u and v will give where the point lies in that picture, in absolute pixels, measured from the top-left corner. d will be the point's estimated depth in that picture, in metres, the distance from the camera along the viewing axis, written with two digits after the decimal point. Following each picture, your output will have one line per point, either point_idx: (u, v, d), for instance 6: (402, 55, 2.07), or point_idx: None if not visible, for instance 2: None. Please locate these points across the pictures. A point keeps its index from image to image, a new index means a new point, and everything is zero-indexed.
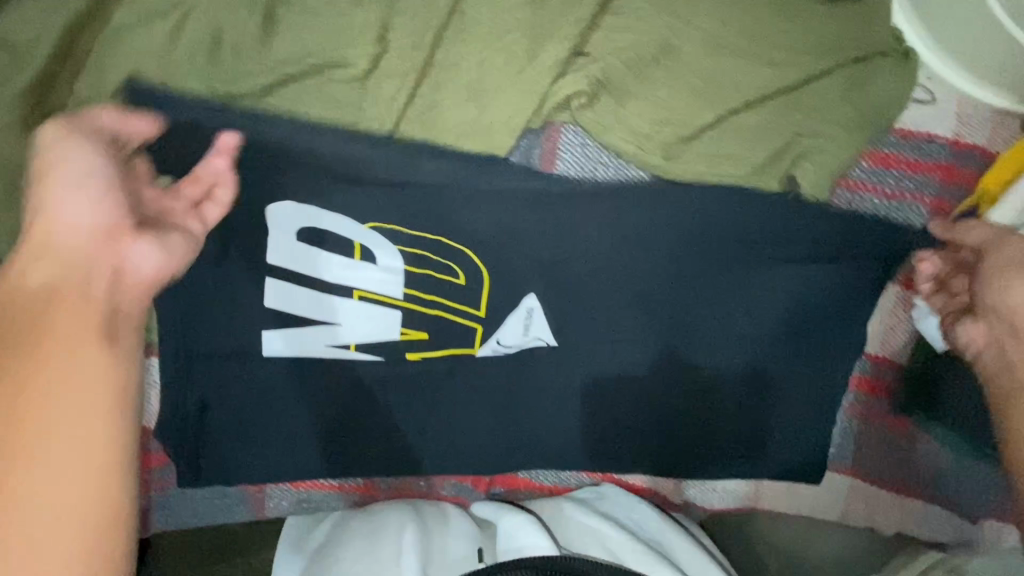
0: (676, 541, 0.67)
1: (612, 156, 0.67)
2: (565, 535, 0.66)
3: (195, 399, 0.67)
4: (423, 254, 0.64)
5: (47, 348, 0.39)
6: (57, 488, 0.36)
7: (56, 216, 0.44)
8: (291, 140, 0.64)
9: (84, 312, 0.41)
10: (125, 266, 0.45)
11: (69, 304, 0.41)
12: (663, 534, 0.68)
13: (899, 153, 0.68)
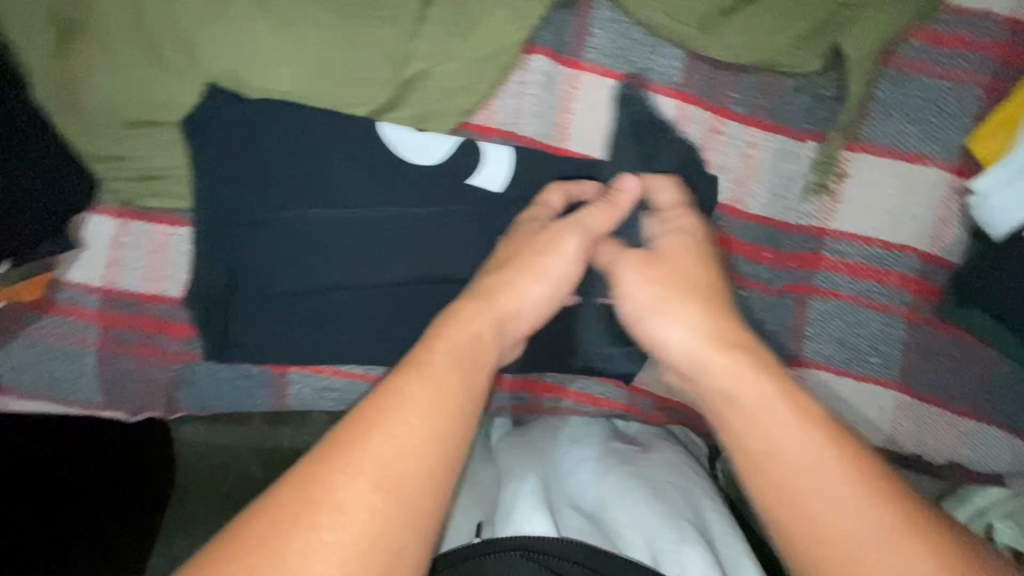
0: (723, 535, 0.57)
1: (645, 34, 0.66)
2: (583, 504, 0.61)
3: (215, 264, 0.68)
4: (442, 132, 0.68)
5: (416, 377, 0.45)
6: (401, 431, 0.42)
7: (526, 301, 0.55)
8: (321, 17, 0.65)
9: (450, 359, 0.47)
10: (518, 304, 0.55)
11: (432, 355, 0.47)
12: (718, 538, 0.57)
13: (947, 31, 0.64)
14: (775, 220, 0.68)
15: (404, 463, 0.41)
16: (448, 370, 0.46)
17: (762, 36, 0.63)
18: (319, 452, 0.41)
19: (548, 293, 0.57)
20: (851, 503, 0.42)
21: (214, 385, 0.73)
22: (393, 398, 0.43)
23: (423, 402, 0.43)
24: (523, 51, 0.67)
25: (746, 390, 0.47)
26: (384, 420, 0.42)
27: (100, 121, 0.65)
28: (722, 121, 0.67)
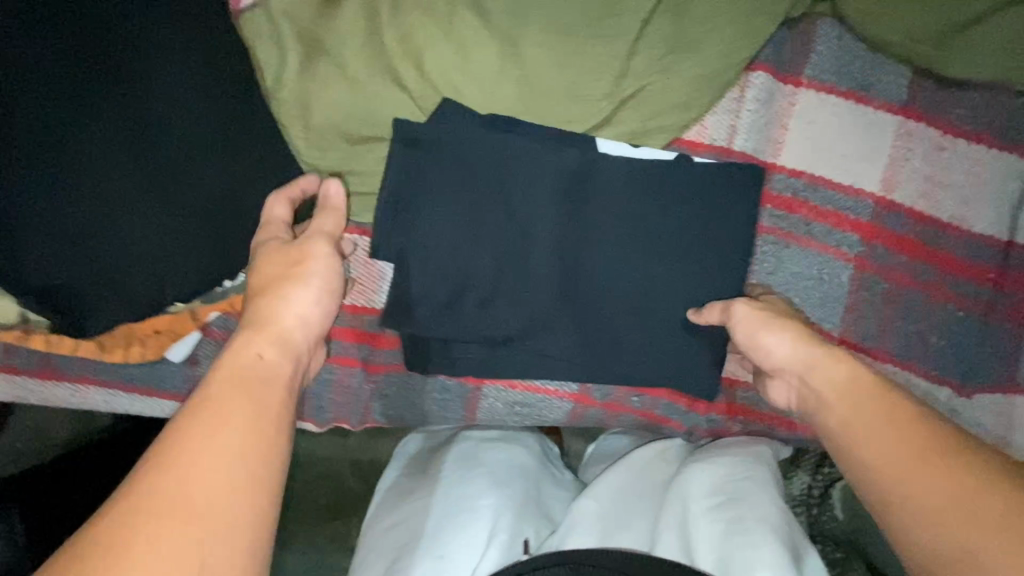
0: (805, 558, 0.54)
1: (871, 50, 0.65)
2: (664, 517, 0.60)
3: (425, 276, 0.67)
4: (656, 146, 0.68)
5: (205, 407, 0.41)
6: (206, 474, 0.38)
7: (294, 311, 0.51)
8: (544, 35, 0.66)
9: (241, 385, 0.43)
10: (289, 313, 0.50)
11: (243, 379, 0.44)
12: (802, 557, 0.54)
13: None
14: (1000, 239, 0.67)
15: (199, 494, 0.37)
16: (265, 388, 0.44)
17: (1000, 50, 0.62)
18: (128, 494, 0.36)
19: (740, 329, 0.60)
20: (910, 459, 0.44)
21: (415, 395, 0.75)
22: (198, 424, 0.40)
23: (232, 426, 0.40)
24: (744, 68, 0.67)
25: (868, 397, 0.49)
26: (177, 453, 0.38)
27: (330, 137, 0.66)
28: (948, 137, 0.65)
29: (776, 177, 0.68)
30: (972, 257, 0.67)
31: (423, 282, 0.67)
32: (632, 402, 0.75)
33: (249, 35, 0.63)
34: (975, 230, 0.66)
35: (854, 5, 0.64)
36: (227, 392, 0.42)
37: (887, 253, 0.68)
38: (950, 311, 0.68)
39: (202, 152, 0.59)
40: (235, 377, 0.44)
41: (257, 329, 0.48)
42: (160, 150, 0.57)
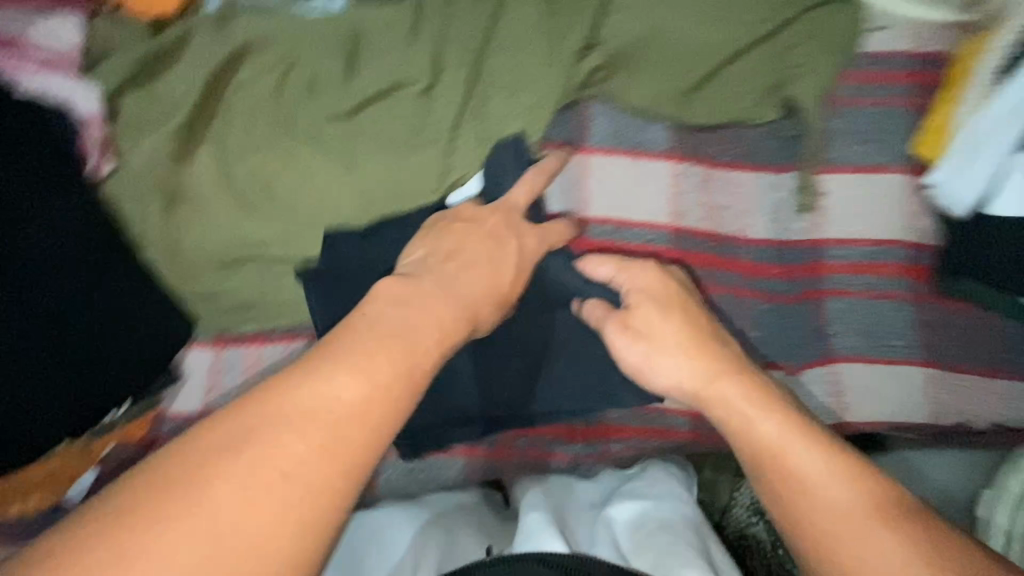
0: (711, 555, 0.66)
1: (633, 115, 0.82)
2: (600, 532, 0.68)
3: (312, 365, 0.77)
4: None
5: (305, 412, 0.47)
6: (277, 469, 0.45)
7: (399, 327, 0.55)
8: (371, 150, 0.80)
9: (355, 399, 0.49)
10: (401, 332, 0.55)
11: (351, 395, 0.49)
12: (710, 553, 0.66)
13: (871, 70, 0.80)
14: (778, 239, 0.81)
15: (256, 502, 0.43)
16: (346, 431, 0.47)
17: (725, 98, 0.79)
18: (189, 461, 0.44)
19: (629, 355, 0.71)
20: (853, 527, 0.55)
21: None
22: (276, 435, 0.46)
23: (301, 454, 0.45)
24: (540, 147, 0.82)
25: (784, 424, 0.61)
26: (247, 452, 0.45)
27: (200, 267, 0.75)
28: (712, 169, 0.81)
29: (591, 226, 0.81)
30: (759, 259, 0.80)
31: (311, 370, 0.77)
32: (518, 444, 0.84)
33: (113, 195, 0.72)
34: (756, 236, 0.81)
35: (610, 87, 0.81)
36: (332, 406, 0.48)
37: (699, 269, 0.80)
38: (757, 305, 0.80)
39: (57, 311, 0.65)
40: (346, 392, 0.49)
41: (369, 356, 0.51)
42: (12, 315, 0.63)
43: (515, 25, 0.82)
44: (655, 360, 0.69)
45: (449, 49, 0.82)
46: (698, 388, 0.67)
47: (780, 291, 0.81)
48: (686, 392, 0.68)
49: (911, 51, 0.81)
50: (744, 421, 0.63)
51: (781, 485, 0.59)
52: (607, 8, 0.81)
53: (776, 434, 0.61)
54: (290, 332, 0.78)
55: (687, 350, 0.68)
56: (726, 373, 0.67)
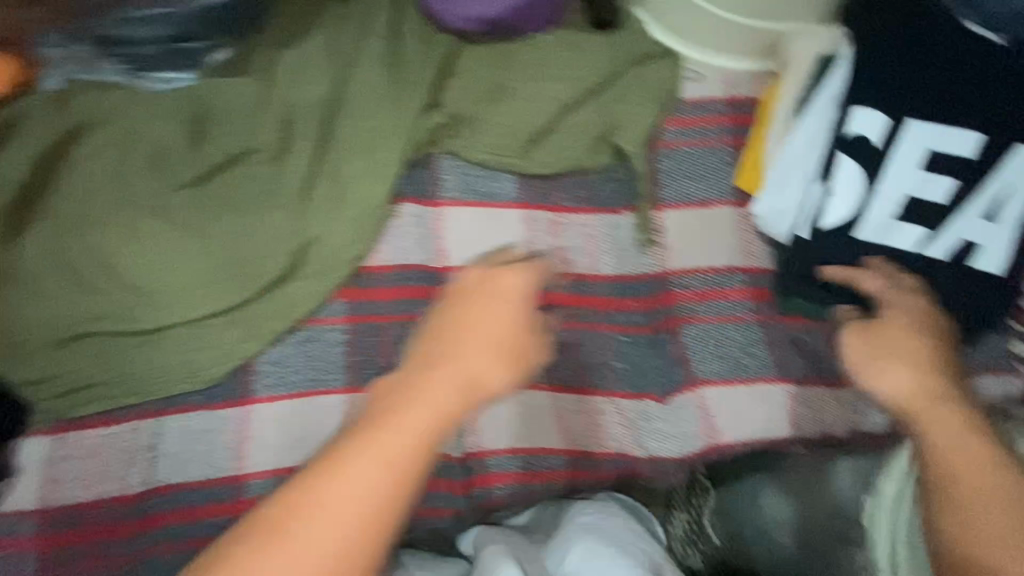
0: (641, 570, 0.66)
1: (482, 168, 0.85)
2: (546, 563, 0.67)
3: (172, 436, 0.74)
4: (342, 271, 0.81)
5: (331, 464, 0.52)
6: (346, 492, 0.51)
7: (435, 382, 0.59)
8: (219, 215, 0.80)
9: (395, 440, 0.54)
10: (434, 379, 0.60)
11: (394, 456, 0.53)
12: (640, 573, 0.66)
13: (691, 115, 0.88)
14: (631, 275, 0.85)
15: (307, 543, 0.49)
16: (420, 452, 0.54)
17: (561, 144, 0.85)
18: (340, 454, 0.53)
19: (869, 370, 0.71)
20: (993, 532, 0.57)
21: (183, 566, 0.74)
22: (354, 479, 0.52)
23: (386, 490, 0.52)
24: (392, 203, 0.84)
25: (968, 429, 0.62)
26: (339, 468, 0.52)
27: (32, 348, 0.72)
28: (561, 213, 0.85)
29: (450, 274, 0.83)
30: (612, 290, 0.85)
31: (172, 441, 0.74)
32: None
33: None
34: (608, 273, 0.85)
35: (454, 143, 0.85)
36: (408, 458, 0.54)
37: (554, 307, 0.84)
38: (616, 339, 0.84)
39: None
40: (381, 450, 0.53)
41: (423, 383, 0.59)
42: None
43: (360, 91, 0.86)
44: (850, 346, 0.73)
45: (298, 117, 0.85)
46: (913, 405, 0.66)
47: (638, 319, 0.85)
48: (895, 401, 0.68)
49: (726, 93, 0.89)
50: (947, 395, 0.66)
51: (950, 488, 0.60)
52: (444, 72, 0.88)
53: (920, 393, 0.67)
54: (136, 409, 0.74)
55: (918, 367, 0.68)
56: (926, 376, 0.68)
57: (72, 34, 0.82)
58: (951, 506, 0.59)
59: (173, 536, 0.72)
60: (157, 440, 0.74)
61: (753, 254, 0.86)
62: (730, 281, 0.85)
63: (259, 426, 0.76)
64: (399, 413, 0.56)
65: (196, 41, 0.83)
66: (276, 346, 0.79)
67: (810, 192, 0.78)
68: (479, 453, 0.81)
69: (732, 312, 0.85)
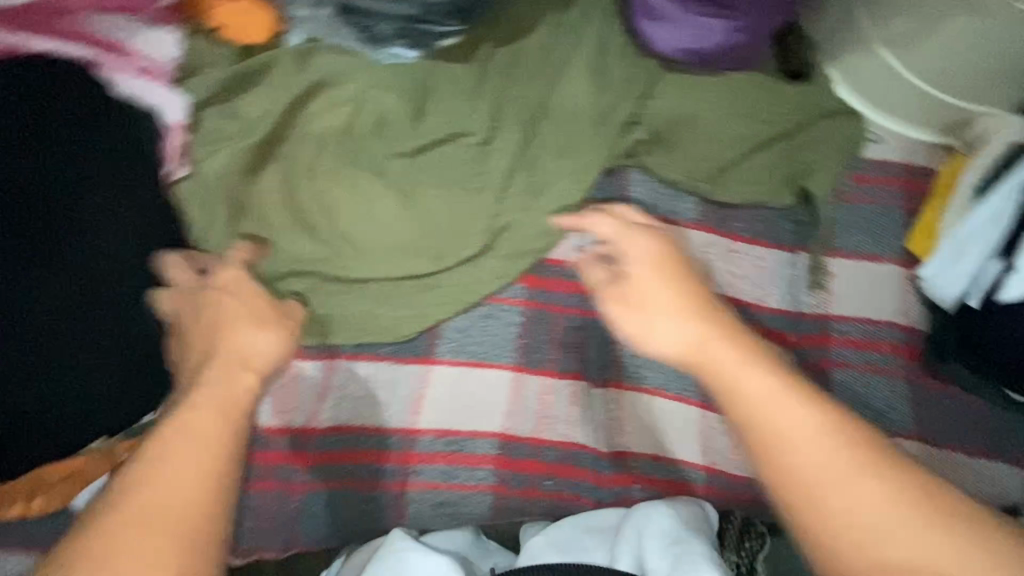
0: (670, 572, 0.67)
1: (669, 187, 0.91)
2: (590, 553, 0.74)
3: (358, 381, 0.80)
4: (529, 259, 0.86)
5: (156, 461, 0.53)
6: (163, 490, 0.52)
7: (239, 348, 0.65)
8: (428, 187, 0.86)
9: (187, 442, 0.55)
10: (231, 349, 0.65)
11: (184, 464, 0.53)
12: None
13: (868, 173, 0.93)
14: (794, 311, 0.89)
15: (162, 502, 0.51)
16: (219, 421, 0.57)
17: (749, 178, 0.90)
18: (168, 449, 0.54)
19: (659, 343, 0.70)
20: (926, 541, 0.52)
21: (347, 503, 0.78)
22: (166, 470, 0.53)
23: (188, 497, 0.52)
24: (585, 206, 0.89)
25: (807, 415, 0.58)
26: (171, 452, 0.54)
27: (252, 279, 0.76)
28: (736, 242, 0.90)
29: None
30: (773, 322, 0.88)
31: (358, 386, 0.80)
32: (544, 486, 0.83)
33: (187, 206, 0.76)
34: (772, 306, 0.89)
35: (648, 160, 0.90)
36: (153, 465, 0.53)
37: None
38: None
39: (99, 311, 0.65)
40: (183, 459, 0.54)
41: (193, 433, 0.55)
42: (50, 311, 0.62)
43: (567, 95, 0.92)
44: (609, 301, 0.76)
45: (507, 108, 0.90)
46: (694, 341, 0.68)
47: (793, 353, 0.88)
48: (676, 347, 0.69)
49: (901, 158, 0.94)
50: (763, 399, 0.60)
51: (765, 439, 0.58)
52: (648, 91, 0.92)
53: (760, 390, 0.61)
54: (332, 350, 0.80)
55: (682, 313, 0.71)
56: (715, 332, 0.68)
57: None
58: (822, 522, 0.55)
59: (342, 474, 0.77)
60: (344, 382, 0.79)
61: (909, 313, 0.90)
62: (884, 335, 0.89)
63: (435, 386, 0.82)
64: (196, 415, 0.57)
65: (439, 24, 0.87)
66: (460, 316, 0.85)
67: (989, 269, 0.80)
68: (628, 452, 0.84)
69: (882, 365, 0.89)
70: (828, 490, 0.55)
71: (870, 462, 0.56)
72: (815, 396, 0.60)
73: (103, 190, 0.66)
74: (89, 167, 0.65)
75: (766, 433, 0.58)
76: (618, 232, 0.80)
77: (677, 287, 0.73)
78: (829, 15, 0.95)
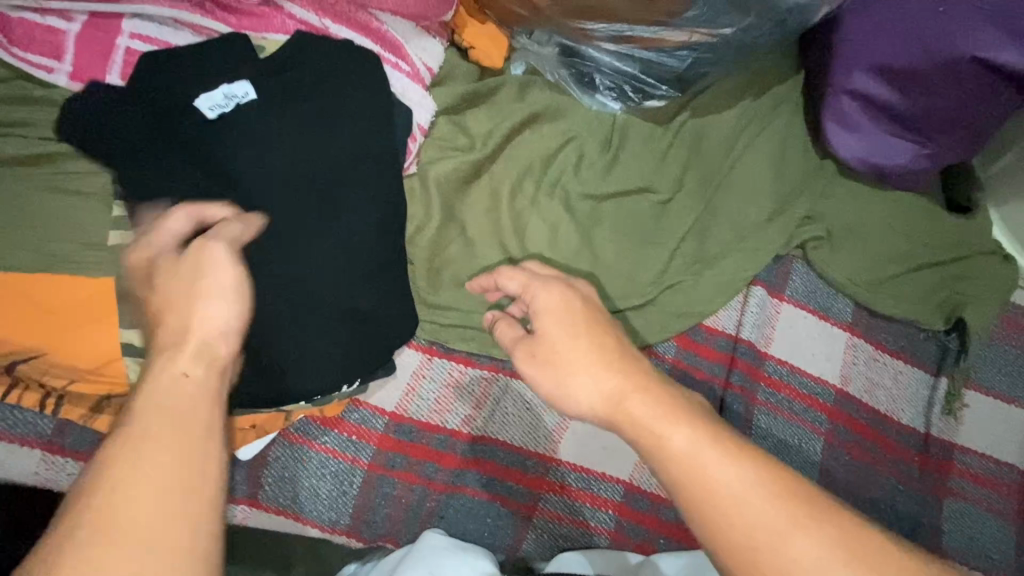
0: None
1: (825, 284, 0.95)
2: None
3: (512, 397, 0.82)
4: (686, 320, 0.90)
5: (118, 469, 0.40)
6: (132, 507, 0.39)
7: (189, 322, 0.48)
8: (608, 231, 0.90)
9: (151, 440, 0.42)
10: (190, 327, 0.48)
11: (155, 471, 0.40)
12: None
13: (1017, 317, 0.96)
14: (921, 431, 0.91)
15: (130, 520, 0.39)
16: (193, 407, 0.44)
17: (903, 293, 0.93)
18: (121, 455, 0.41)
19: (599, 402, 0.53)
20: None
21: (473, 513, 0.78)
22: (120, 486, 0.39)
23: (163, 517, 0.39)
24: (748, 283, 0.93)
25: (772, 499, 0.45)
26: (126, 462, 0.40)
27: (443, 280, 0.81)
28: (881, 352, 0.93)
29: (769, 363, 0.91)
30: (900, 437, 0.91)
31: (510, 402, 0.82)
32: (658, 545, 0.83)
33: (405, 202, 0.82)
34: (903, 421, 0.91)
35: (813, 254, 0.94)
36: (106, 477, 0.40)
37: (847, 430, 0.90)
38: (891, 483, 0.89)
39: (329, 283, 0.68)
40: (147, 461, 0.41)
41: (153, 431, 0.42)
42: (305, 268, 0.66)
43: (746, 176, 0.97)
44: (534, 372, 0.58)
45: (690, 175, 0.96)
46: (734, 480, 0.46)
47: (914, 472, 0.90)
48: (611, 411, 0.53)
49: None
50: (694, 454, 0.47)
51: (696, 494, 0.46)
52: (824, 190, 0.97)
53: (688, 447, 0.48)
54: (495, 363, 0.83)
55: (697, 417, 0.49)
56: (639, 388, 0.52)
57: (548, 36, 0.90)
58: None
59: (480, 481, 0.79)
60: (500, 396, 0.82)
61: None
62: (1006, 476, 0.90)
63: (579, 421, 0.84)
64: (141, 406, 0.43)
65: (659, 87, 0.93)
66: None
67: None
68: None
69: (1001, 506, 0.90)
70: (764, 550, 0.44)
71: (811, 512, 0.44)
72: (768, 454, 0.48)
73: (375, 176, 0.70)
74: (374, 151, 0.70)
75: (693, 485, 0.47)
76: (528, 283, 0.63)
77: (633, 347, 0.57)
78: (1003, 160, 1.00)
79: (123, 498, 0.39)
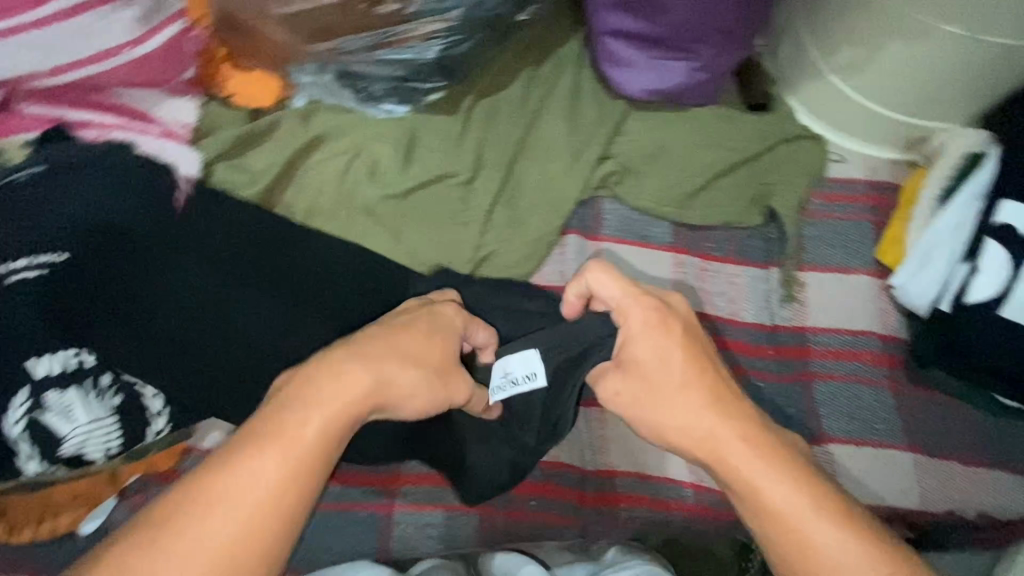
0: None
1: (639, 214, 0.98)
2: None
3: None
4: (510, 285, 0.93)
5: (253, 455, 0.51)
6: (239, 495, 0.50)
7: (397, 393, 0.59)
8: (417, 223, 0.95)
9: (287, 451, 0.52)
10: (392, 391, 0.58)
11: (276, 480, 0.51)
12: None
13: (833, 192, 0.98)
14: (768, 325, 0.92)
15: (234, 502, 0.50)
16: (321, 440, 0.53)
17: (717, 199, 0.95)
18: (250, 445, 0.52)
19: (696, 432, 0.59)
20: None
21: (336, 522, 0.81)
22: (231, 479, 0.50)
23: (257, 517, 0.50)
24: (561, 234, 0.97)
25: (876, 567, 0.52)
26: (246, 457, 0.51)
27: None
28: (707, 261, 0.95)
29: None
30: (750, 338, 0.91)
31: None
32: (530, 507, 0.83)
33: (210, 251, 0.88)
34: (748, 320, 0.92)
35: (620, 190, 0.98)
36: (240, 457, 0.51)
37: None
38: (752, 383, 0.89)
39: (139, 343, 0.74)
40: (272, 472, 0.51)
41: (293, 436, 0.52)
42: (46, 372, 0.69)
43: (545, 134, 0.99)
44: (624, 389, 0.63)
45: (488, 151, 0.98)
46: (851, 549, 0.53)
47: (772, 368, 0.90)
48: (707, 450, 0.59)
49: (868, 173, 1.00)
50: (798, 512, 0.54)
51: (795, 550, 0.54)
52: (620, 125, 0.99)
53: (791, 505, 0.54)
54: None
55: (794, 471, 0.56)
56: (739, 432, 0.58)
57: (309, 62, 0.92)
58: None
59: (335, 493, 0.81)
60: None
61: (886, 322, 0.91)
62: (864, 345, 0.90)
63: None
64: (302, 420, 0.53)
65: (426, 83, 0.94)
66: None
67: (955, 271, 0.84)
68: (619, 474, 0.86)
69: (868, 376, 0.89)
70: None
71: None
72: (861, 519, 0.54)
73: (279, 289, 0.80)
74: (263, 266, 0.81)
75: (797, 543, 0.54)
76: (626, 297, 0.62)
77: (721, 378, 0.61)
78: (783, 50, 1.03)
79: (241, 481, 0.50)
